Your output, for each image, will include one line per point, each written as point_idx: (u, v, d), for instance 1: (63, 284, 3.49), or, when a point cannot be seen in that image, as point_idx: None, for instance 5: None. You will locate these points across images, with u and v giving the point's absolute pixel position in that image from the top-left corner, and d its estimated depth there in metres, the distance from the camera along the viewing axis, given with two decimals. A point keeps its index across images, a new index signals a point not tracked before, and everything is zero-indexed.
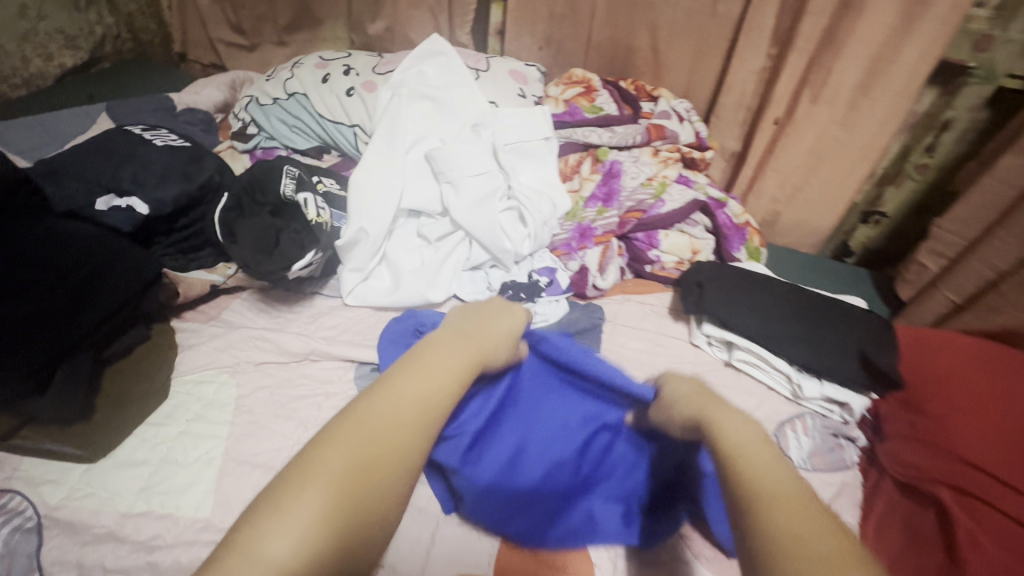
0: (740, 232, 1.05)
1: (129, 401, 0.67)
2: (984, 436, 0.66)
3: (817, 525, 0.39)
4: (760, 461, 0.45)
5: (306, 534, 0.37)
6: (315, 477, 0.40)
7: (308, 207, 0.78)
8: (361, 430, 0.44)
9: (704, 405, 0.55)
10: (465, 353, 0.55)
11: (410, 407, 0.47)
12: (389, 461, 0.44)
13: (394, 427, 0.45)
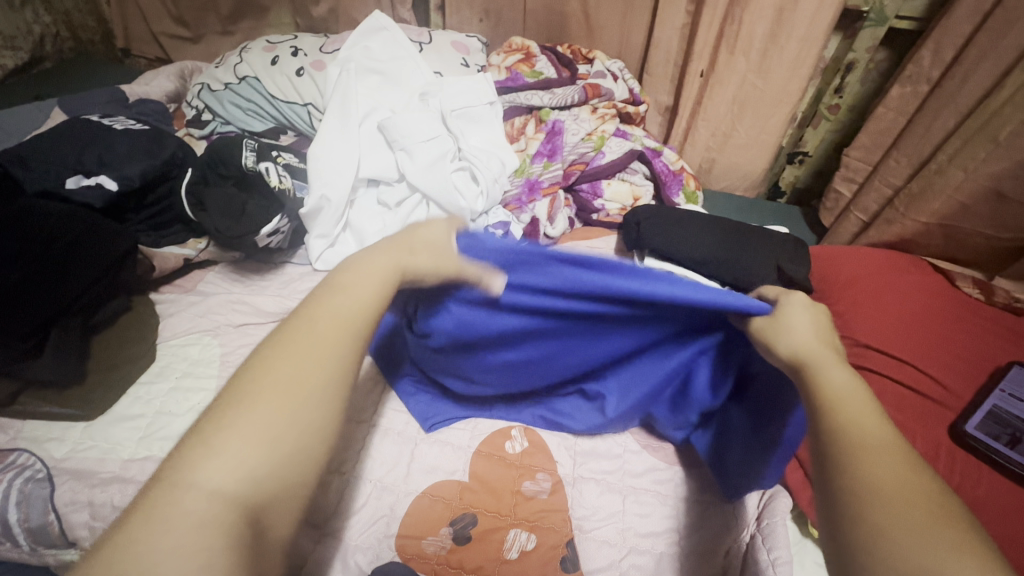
0: (678, 177, 1.15)
1: (120, 365, 0.73)
2: (876, 322, 0.80)
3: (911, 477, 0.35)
4: (863, 410, 0.39)
5: (244, 466, 0.35)
6: (238, 406, 0.37)
7: (269, 175, 0.82)
8: (282, 358, 0.39)
9: (821, 350, 0.45)
10: (388, 264, 0.47)
11: (327, 322, 0.42)
12: (316, 380, 0.39)
13: (315, 348, 0.40)
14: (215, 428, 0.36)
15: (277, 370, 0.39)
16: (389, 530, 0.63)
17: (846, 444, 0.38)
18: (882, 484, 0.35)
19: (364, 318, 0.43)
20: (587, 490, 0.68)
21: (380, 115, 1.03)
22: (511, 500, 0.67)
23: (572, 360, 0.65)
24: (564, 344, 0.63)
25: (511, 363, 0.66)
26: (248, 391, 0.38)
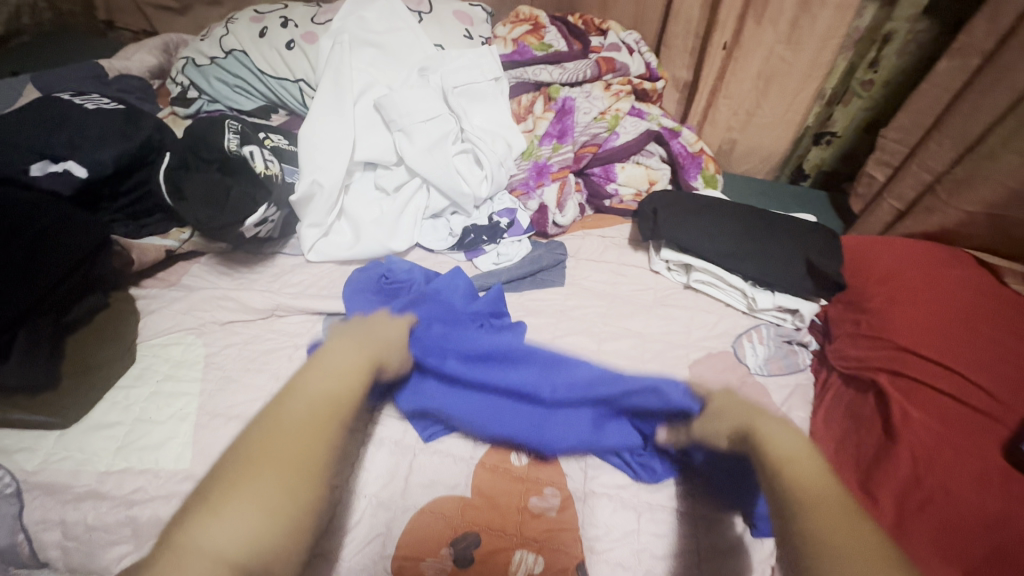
0: (695, 161, 1.07)
1: (95, 368, 0.67)
2: (916, 323, 0.73)
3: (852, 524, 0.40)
4: (812, 470, 0.45)
5: (246, 530, 0.37)
6: (247, 470, 0.40)
7: (255, 159, 0.76)
8: (279, 428, 0.44)
9: (748, 414, 0.54)
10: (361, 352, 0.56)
11: (321, 394, 0.48)
12: (313, 441, 0.44)
13: (311, 413, 0.46)
14: (219, 495, 0.38)
15: (280, 436, 0.43)
16: (385, 550, 0.58)
17: (797, 500, 0.43)
18: (827, 533, 0.39)
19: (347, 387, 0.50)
20: (599, 507, 0.63)
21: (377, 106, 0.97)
22: (517, 517, 0.62)
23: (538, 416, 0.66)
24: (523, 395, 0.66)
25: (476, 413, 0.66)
26: (253, 452, 0.42)
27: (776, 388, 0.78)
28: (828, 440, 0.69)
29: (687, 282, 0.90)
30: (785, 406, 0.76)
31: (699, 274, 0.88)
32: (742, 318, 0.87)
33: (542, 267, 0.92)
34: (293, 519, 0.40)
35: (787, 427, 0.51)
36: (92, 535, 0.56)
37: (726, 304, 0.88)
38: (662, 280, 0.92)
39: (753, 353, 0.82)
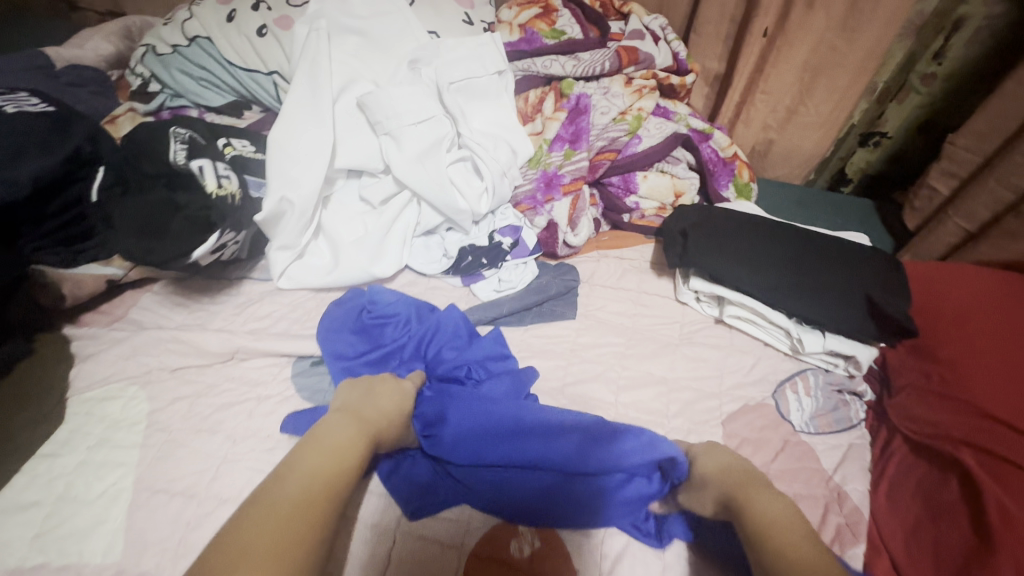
0: (728, 167, 0.93)
1: (13, 435, 0.56)
2: (1004, 382, 0.60)
3: None
4: (793, 542, 0.46)
5: None
6: (221, 567, 0.38)
7: (205, 176, 0.63)
8: (263, 518, 0.43)
9: (736, 473, 0.55)
10: (359, 423, 0.54)
11: (314, 481, 0.47)
12: (300, 536, 0.42)
13: (301, 502, 0.45)
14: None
15: (262, 527, 0.42)
16: None
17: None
18: None
19: (341, 458, 0.50)
20: None
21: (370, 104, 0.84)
22: None
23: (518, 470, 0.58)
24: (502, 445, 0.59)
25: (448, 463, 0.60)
26: (235, 552, 0.40)
27: (826, 451, 0.66)
28: (899, 530, 0.57)
29: (719, 317, 0.78)
30: (838, 474, 0.63)
31: (734, 309, 0.76)
32: (784, 361, 0.74)
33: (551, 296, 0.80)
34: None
35: (778, 495, 0.52)
36: None
37: (765, 344, 0.76)
38: (689, 312, 0.79)
39: (798, 407, 0.69)
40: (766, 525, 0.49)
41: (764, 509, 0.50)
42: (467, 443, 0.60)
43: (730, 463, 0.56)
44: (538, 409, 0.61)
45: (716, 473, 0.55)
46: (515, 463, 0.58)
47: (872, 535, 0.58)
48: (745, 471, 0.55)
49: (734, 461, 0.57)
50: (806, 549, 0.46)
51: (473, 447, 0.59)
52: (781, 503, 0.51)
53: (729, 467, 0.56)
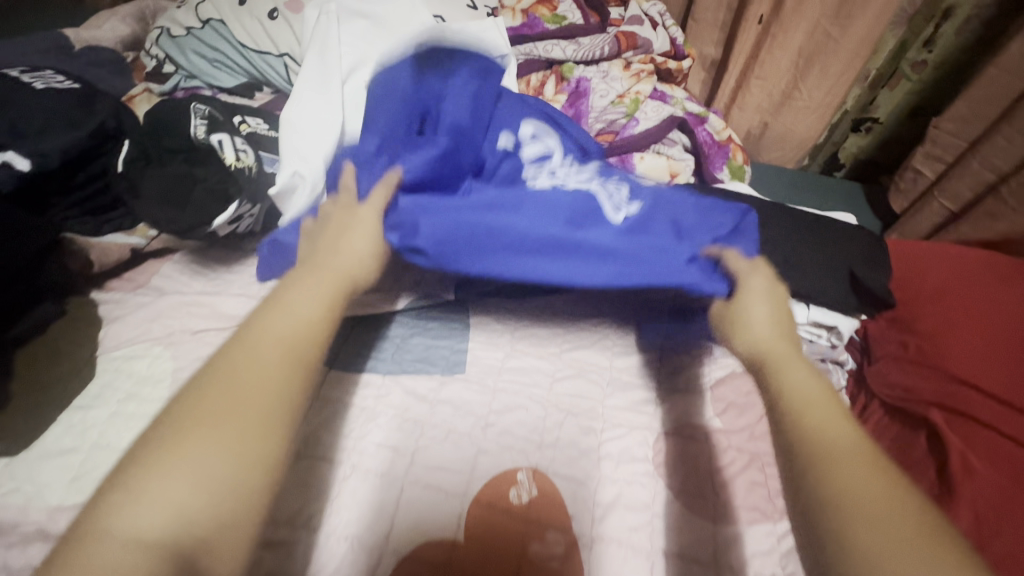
0: (722, 150, 0.97)
1: (48, 388, 0.60)
2: (978, 352, 0.64)
3: (838, 420, 0.41)
4: (825, 415, 0.42)
5: (213, 466, 0.34)
6: (197, 422, 0.35)
7: (224, 150, 0.66)
8: (222, 387, 0.38)
9: (773, 346, 0.50)
10: (328, 279, 0.49)
11: (267, 350, 0.40)
12: (247, 420, 0.36)
13: (256, 374, 0.39)
14: (159, 454, 0.34)
15: (211, 408, 0.36)
16: None
17: (813, 450, 0.39)
18: (822, 434, 0.40)
19: (309, 337, 0.43)
20: (608, 554, 0.56)
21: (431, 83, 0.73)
22: (514, 563, 0.55)
23: (566, 211, 0.61)
24: (535, 222, 0.59)
25: (503, 253, 0.58)
26: (207, 392, 0.37)
27: None
28: None
29: None
30: None
31: None
32: None
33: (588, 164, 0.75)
34: (238, 494, 0.34)
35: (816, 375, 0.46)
36: None
37: None
38: None
39: None
40: (802, 399, 0.43)
41: (792, 386, 0.45)
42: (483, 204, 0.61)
43: (768, 322, 0.53)
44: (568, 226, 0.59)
45: (754, 333, 0.53)
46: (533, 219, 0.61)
47: None
48: (791, 347, 0.50)
49: (773, 319, 0.54)
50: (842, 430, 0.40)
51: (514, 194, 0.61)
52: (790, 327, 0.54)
53: (768, 336, 0.51)
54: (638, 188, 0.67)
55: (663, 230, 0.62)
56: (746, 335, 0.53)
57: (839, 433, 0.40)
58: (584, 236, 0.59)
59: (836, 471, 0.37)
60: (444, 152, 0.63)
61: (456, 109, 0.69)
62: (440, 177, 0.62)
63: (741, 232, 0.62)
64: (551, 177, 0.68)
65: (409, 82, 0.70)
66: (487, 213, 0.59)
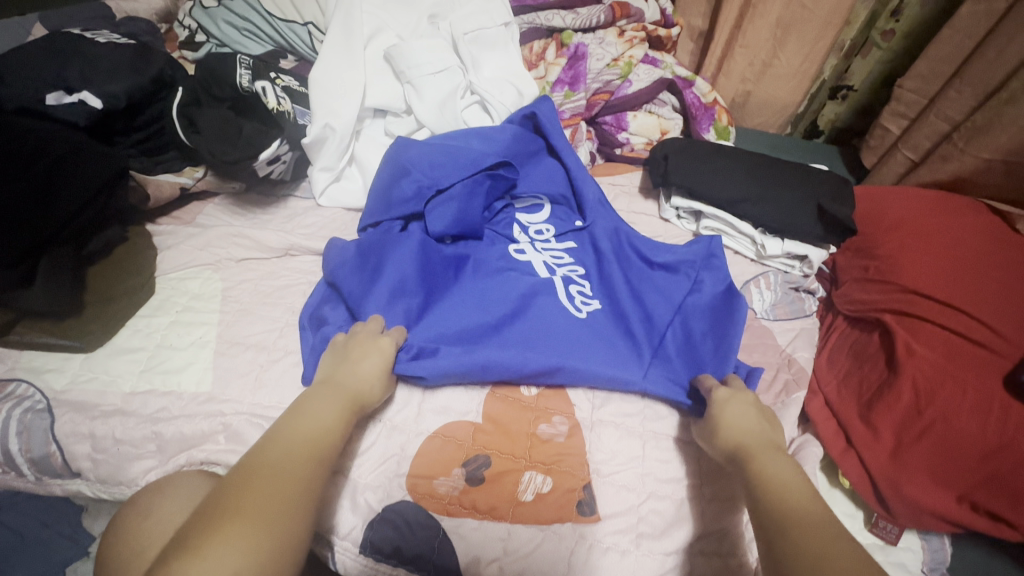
0: (709, 112, 1.05)
1: (116, 298, 0.69)
2: (923, 265, 0.74)
3: (797, 496, 0.48)
4: (791, 492, 0.48)
5: (253, 542, 0.40)
6: (238, 512, 0.41)
7: (267, 95, 0.76)
8: (262, 478, 0.45)
9: (751, 438, 0.56)
10: (341, 396, 0.56)
11: (291, 451, 0.48)
12: (281, 505, 0.44)
13: (278, 469, 0.46)
14: (206, 530, 0.40)
15: (260, 493, 0.43)
16: (400, 469, 0.61)
17: (779, 520, 0.45)
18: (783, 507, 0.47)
19: (325, 439, 0.51)
20: (605, 434, 0.65)
21: (451, 145, 0.83)
22: (525, 441, 0.63)
23: (545, 310, 0.72)
24: (528, 329, 0.70)
25: (494, 337, 0.69)
26: (248, 479, 0.44)
27: (780, 330, 0.79)
28: (833, 382, 0.70)
29: (696, 230, 0.91)
30: (789, 347, 0.77)
31: (709, 222, 0.89)
32: (750, 265, 0.88)
33: (581, 219, 0.85)
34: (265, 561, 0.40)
35: (787, 463, 0.52)
36: (120, 448, 0.60)
37: (735, 252, 0.89)
38: (671, 228, 0.92)
39: (760, 298, 0.83)
40: (774, 482, 0.50)
41: (775, 471, 0.51)
42: (473, 291, 0.73)
43: (750, 426, 0.58)
44: (538, 310, 0.72)
45: (734, 433, 0.57)
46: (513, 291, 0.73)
47: (812, 384, 0.71)
48: (763, 438, 0.56)
49: (757, 423, 0.58)
50: (805, 503, 0.47)
51: (496, 301, 0.72)
52: (759, 415, 0.60)
53: (747, 425, 0.58)
54: (613, 257, 0.79)
55: (628, 330, 0.72)
56: (726, 437, 0.57)
57: (803, 505, 0.47)
58: (563, 342, 0.69)
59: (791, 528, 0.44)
60: (426, 249, 0.74)
61: (458, 170, 0.79)
62: (433, 287, 0.72)
63: (712, 266, 0.79)
64: (537, 247, 0.81)
65: (428, 157, 0.80)
66: (451, 304, 0.71)
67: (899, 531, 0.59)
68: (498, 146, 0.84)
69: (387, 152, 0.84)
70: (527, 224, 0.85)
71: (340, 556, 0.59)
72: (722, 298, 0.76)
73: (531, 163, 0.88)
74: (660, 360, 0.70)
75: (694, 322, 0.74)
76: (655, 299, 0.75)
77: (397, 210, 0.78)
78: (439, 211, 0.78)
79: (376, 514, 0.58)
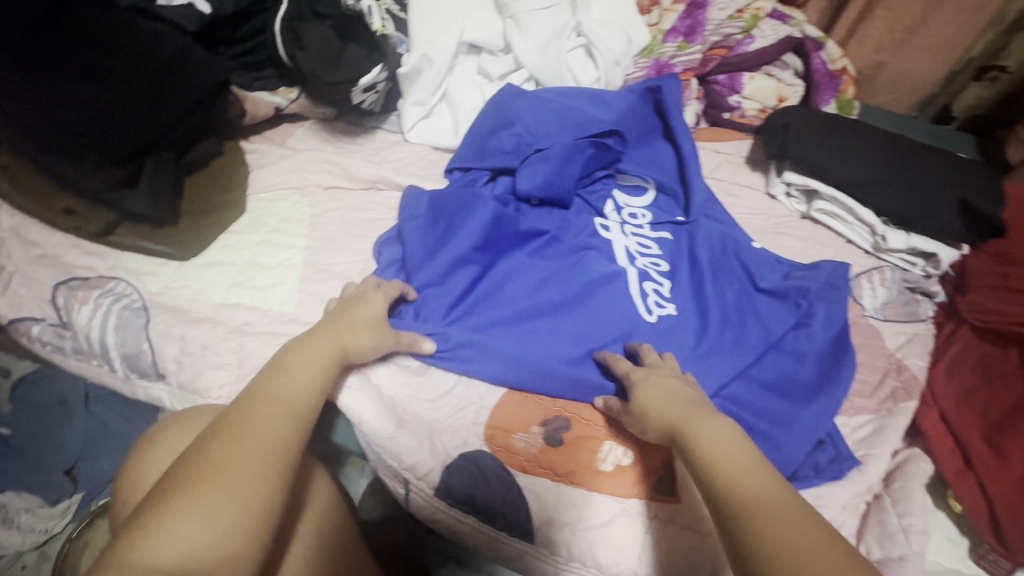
0: (835, 80, 0.94)
1: (210, 211, 0.69)
2: None
3: (758, 478, 0.41)
4: (747, 470, 0.41)
5: (214, 511, 0.36)
6: (199, 476, 0.37)
7: (371, 16, 0.71)
8: (234, 438, 0.39)
9: (672, 410, 0.49)
10: (326, 348, 0.50)
11: (266, 406, 0.42)
12: (248, 466, 0.38)
13: (257, 425, 0.41)
14: (173, 495, 0.36)
15: (229, 450, 0.38)
16: (478, 419, 0.59)
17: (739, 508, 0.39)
18: (740, 489, 0.40)
19: (309, 397, 0.45)
20: None
21: (562, 102, 0.78)
22: None
23: (608, 311, 0.67)
24: (585, 318, 0.67)
25: (550, 334, 0.64)
26: (223, 433, 0.40)
27: (890, 333, 0.72)
28: (951, 396, 0.63)
29: (807, 212, 0.83)
30: (899, 352, 0.70)
31: (824, 204, 0.80)
32: (863, 257, 0.80)
33: (683, 215, 0.79)
34: (243, 527, 0.36)
35: (723, 425, 0.46)
36: (205, 355, 0.60)
37: (847, 241, 0.81)
38: (777, 206, 0.84)
39: (871, 294, 0.76)
40: (716, 456, 0.43)
41: (707, 442, 0.44)
42: (535, 271, 0.70)
43: (672, 395, 0.51)
44: (605, 307, 0.68)
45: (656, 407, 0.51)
46: (579, 286, 0.69)
47: (925, 396, 0.65)
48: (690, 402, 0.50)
49: (675, 391, 0.52)
50: (761, 483, 0.41)
51: (559, 285, 0.69)
52: (683, 384, 0.53)
53: (666, 397, 0.51)
54: (709, 265, 0.74)
55: (700, 348, 0.66)
56: (651, 414, 0.51)
57: (762, 488, 0.40)
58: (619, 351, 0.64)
59: (754, 519, 0.38)
60: (499, 220, 0.70)
61: (563, 131, 0.75)
62: (496, 258, 0.70)
63: (829, 297, 0.71)
64: (624, 230, 0.76)
65: (534, 112, 0.76)
66: (503, 277, 0.68)
67: (1013, 568, 0.53)
68: (612, 113, 0.78)
69: (492, 102, 0.80)
70: (622, 203, 0.80)
71: (414, 493, 0.58)
72: (834, 356, 0.67)
73: (643, 145, 0.81)
74: (735, 396, 0.62)
75: (790, 368, 0.66)
76: (750, 327, 0.69)
77: (491, 160, 0.75)
78: (532, 169, 0.73)
79: (452, 459, 0.57)
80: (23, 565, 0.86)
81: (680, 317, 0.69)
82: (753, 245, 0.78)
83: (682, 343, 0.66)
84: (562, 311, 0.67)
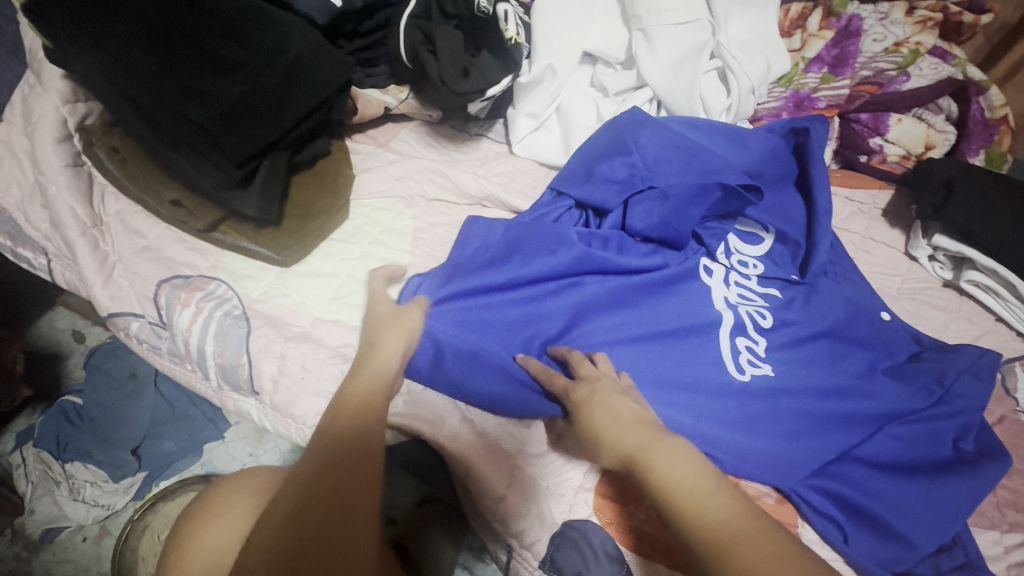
0: (989, 131, 0.84)
1: (313, 216, 0.64)
2: None
3: (720, 503, 0.39)
4: (709, 495, 0.39)
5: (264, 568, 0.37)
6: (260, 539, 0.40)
7: (507, 21, 0.67)
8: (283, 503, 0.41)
9: (630, 439, 0.45)
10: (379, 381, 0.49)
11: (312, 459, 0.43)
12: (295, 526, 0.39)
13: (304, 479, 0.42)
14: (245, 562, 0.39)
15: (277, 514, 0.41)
16: (586, 484, 0.54)
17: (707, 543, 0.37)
18: (708, 521, 0.38)
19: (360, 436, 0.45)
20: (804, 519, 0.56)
21: (688, 139, 0.70)
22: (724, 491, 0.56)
23: (702, 365, 0.59)
24: (677, 364, 0.59)
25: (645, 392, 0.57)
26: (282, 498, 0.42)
27: None
28: None
29: (952, 281, 0.74)
30: None
31: (976, 276, 0.71)
32: (1014, 341, 0.70)
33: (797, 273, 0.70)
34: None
35: (684, 450, 0.43)
36: (305, 378, 0.57)
37: (998, 319, 0.71)
38: (916, 269, 0.76)
39: None
40: (679, 489, 0.40)
41: (668, 472, 0.41)
42: (609, 303, 0.62)
43: (626, 417, 0.47)
44: (699, 355, 0.60)
45: (611, 433, 0.46)
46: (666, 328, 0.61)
47: None
48: (648, 427, 0.46)
49: (630, 413, 0.48)
50: (722, 508, 0.39)
51: (642, 323, 0.61)
52: (626, 400, 0.49)
53: (628, 420, 0.47)
54: (830, 326, 0.64)
55: (811, 418, 0.58)
56: (605, 441, 0.46)
57: (722, 512, 0.38)
58: (715, 409, 0.57)
59: (732, 556, 0.35)
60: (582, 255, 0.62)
61: (684, 173, 0.68)
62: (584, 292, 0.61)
63: (974, 381, 0.62)
64: (728, 278, 0.67)
65: (658, 145, 0.69)
66: (571, 306, 0.60)
67: None
68: (750, 155, 0.71)
69: (607, 125, 0.73)
70: (735, 248, 0.70)
71: (519, 561, 0.55)
72: (978, 454, 0.58)
73: (775, 190, 0.73)
74: (849, 478, 0.56)
75: (913, 454, 0.58)
76: (870, 400, 0.60)
77: (595, 189, 0.67)
78: (646, 206, 0.66)
79: (559, 528, 0.53)
80: (84, 537, 0.87)
81: (787, 376, 0.60)
82: (892, 315, 0.69)
83: (791, 410, 0.58)
84: (653, 358, 0.59)
